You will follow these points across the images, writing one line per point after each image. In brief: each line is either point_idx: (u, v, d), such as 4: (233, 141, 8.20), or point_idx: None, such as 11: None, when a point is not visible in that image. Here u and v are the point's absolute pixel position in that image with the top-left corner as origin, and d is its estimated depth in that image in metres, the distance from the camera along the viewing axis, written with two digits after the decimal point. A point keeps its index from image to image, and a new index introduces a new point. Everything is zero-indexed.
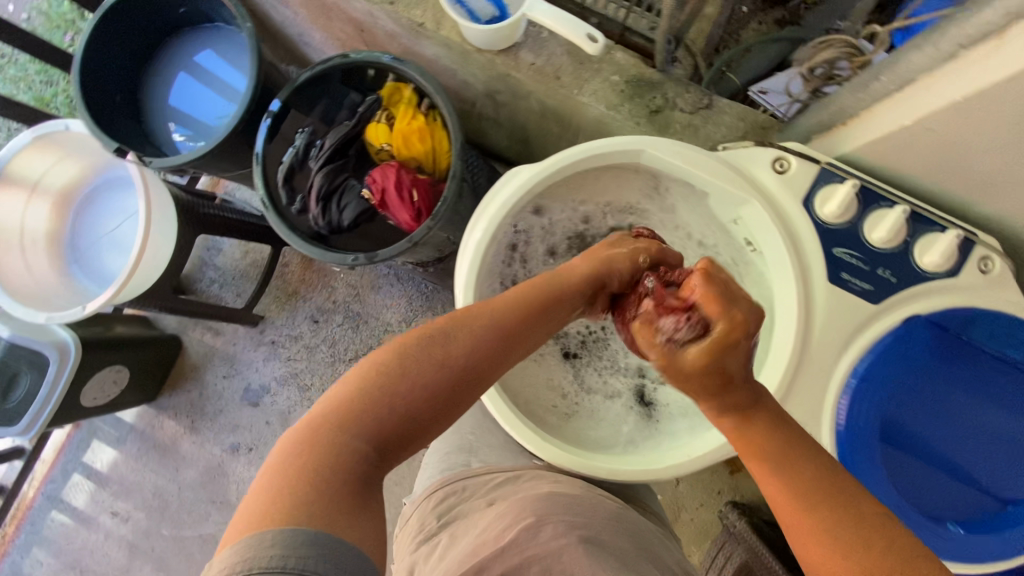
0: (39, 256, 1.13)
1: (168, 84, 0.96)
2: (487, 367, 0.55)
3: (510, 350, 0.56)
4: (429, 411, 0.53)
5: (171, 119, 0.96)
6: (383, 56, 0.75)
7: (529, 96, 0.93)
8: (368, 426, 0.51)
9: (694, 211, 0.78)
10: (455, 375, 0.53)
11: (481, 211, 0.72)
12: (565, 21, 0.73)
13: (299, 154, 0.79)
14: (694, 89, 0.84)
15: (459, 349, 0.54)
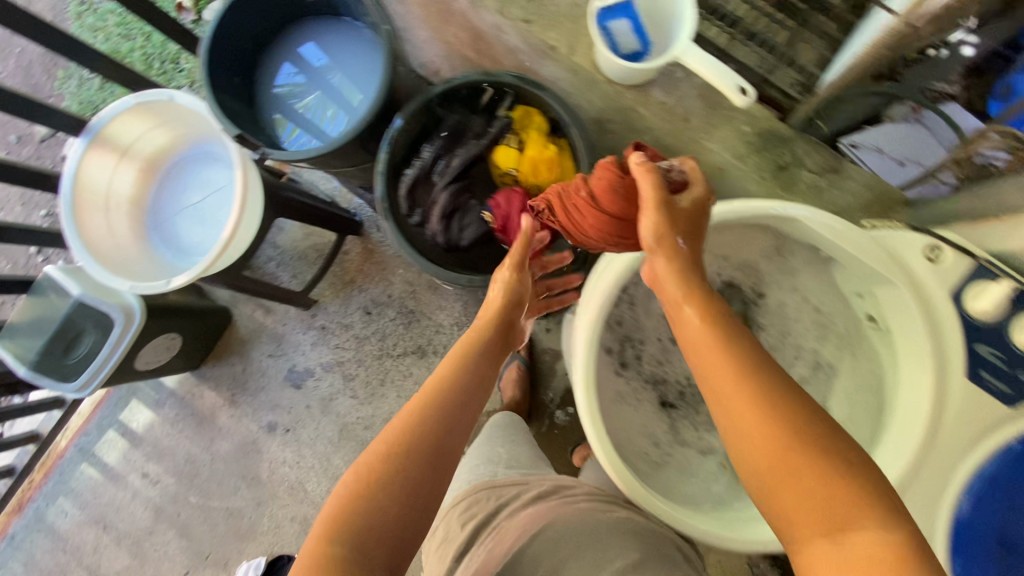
0: (122, 219, 1.12)
1: (280, 74, 0.96)
2: (441, 429, 0.61)
3: (463, 407, 0.63)
4: (410, 483, 0.56)
5: (278, 110, 0.95)
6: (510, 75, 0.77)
7: (646, 131, 0.91)
8: (359, 526, 0.53)
9: (816, 278, 0.77)
10: (415, 448, 0.58)
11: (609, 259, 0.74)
12: (718, 71, 0.71)
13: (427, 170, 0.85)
14: (824, 151, 0.81)
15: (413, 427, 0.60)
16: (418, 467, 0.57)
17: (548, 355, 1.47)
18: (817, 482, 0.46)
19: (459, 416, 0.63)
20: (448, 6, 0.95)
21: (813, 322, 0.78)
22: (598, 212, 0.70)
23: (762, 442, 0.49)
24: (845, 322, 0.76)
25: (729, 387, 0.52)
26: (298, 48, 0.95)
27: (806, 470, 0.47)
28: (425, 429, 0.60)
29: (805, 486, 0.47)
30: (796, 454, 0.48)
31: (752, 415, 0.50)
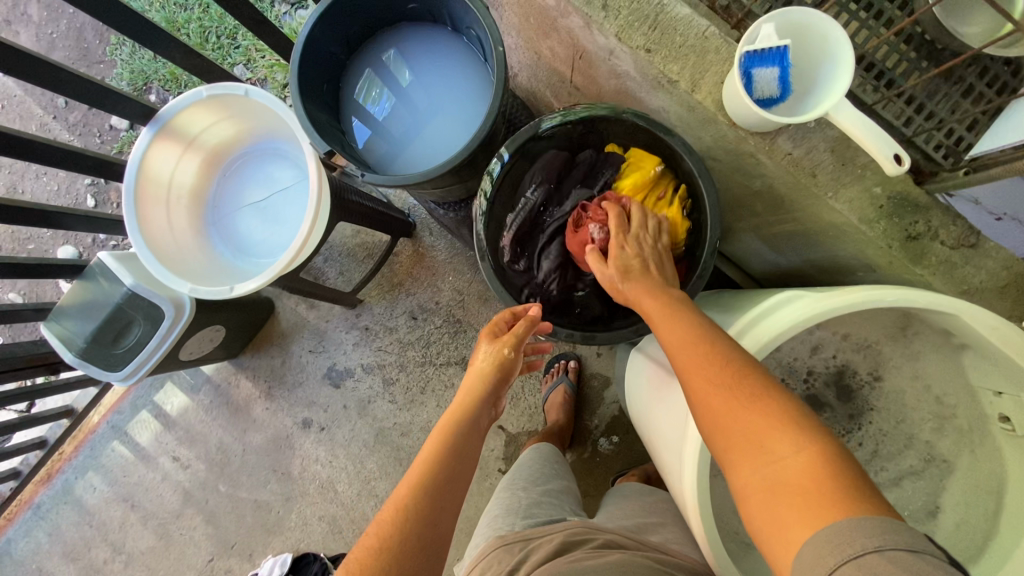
0: (181, 211, 1.07)
1: (367, 80, 0.90)
2: (438, 508, 0.61)
3: (456, 470, 0.65)
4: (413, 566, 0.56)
5: (357, 114, 0.91)
6: (618, 112, 0.76)
7: (757, 177, 0.84)
8: None
9: (943, 365, 0.70)
10: (411, 531, 0.57)
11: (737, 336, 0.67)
12: (874, 135, 0.64)
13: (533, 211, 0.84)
14: (962, 223, 0.75)
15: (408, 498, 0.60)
16: (419, 549, 0.57)
17: (597, 380, 1.42)
18: (762, 423, 0.51)
19: (455, 482, 0.64)
20: (552, 20, 0.88)
21: (932, 413, 0.72)
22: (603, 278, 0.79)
23: (714, 394, 0.55)
24: (970, 416, 0.69)
25: (686, 352, 0.59)
26: (390, 53, 0.90)
27: (749, 411, 0.52)
28: (423, 506, 0.60)
29: (745, 425, 0.52)
30: (741, 402, 0.53)
31: (703, 369, 0.56)
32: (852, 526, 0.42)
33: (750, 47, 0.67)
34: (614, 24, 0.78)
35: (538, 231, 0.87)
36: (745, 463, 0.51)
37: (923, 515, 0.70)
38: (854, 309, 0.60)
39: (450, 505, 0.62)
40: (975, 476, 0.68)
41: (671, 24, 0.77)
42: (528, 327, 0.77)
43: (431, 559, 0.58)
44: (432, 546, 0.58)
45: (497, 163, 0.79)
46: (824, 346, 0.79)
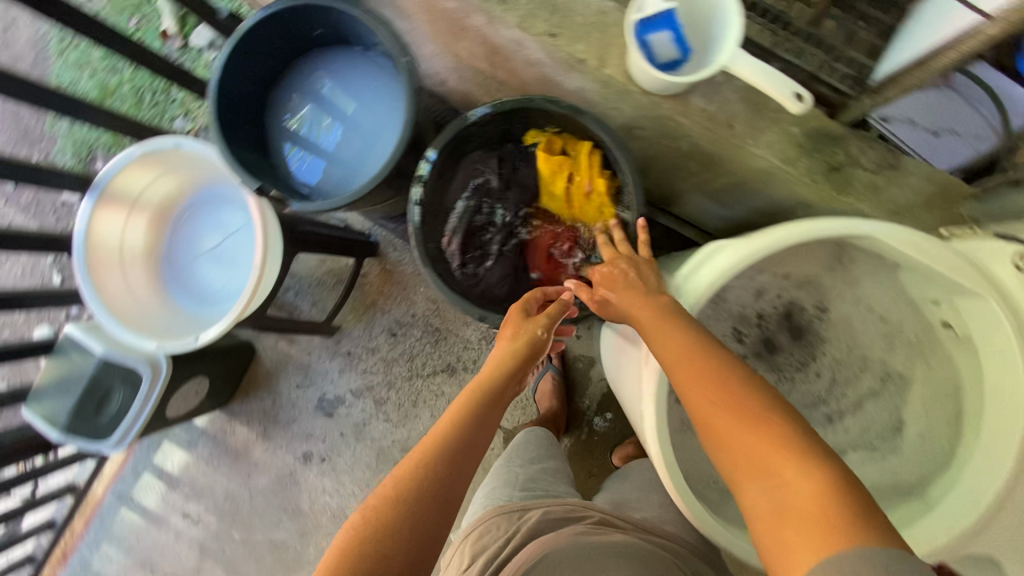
0: (137, 271, 1.08)
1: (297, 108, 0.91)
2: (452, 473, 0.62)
3: (475, 438, 0.66)
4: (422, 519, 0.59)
5: (289, 140, 0.91)
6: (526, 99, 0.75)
7: (682, 139, 0.87)
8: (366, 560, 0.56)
9: (882, 286, 0.73)
10: (422, 487, 0.60)
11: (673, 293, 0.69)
12: (772, 78, 0.67)
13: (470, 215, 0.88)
14: (879, 146, 0.78)
15: (427, 456, 0.63)
16: (429, 508, 0.60)
17: (581, 362, 1.44)
18: (769, 447, 0.52)
19: (470, 452, 0.65)
20: (460, 23, 0.90)
21: (881, 332, 0.74)
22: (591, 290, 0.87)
23: (722, 419, 0.55)
24: (916, 328, 0.72)
25: (687, 371, 0.59)
26: (314, 82, 0.91)
27: (753, 435, 0.53)
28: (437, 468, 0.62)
29: (749, 448, 0.53)
30: (750, 430, 0.54)
31: (706, 389, 0.57)
32: (859, 557, 0.43)
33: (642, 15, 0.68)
34: (514, 15, 0.80)
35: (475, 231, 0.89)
36: (756, 489, 0.52)
37: (890, 432, 0.74)
38: (771, 250, 0.64)
39: (467, 469, 0.64)
40: (930, 384, 0.71)
41: (570, 7, 0.80)
42: (560, 311, 0.75)
43: (439, 517, 0.60)
44: (444, 505, 0.61)
45: (426, 163, 0.79)
46: (769, 290, 0.78)
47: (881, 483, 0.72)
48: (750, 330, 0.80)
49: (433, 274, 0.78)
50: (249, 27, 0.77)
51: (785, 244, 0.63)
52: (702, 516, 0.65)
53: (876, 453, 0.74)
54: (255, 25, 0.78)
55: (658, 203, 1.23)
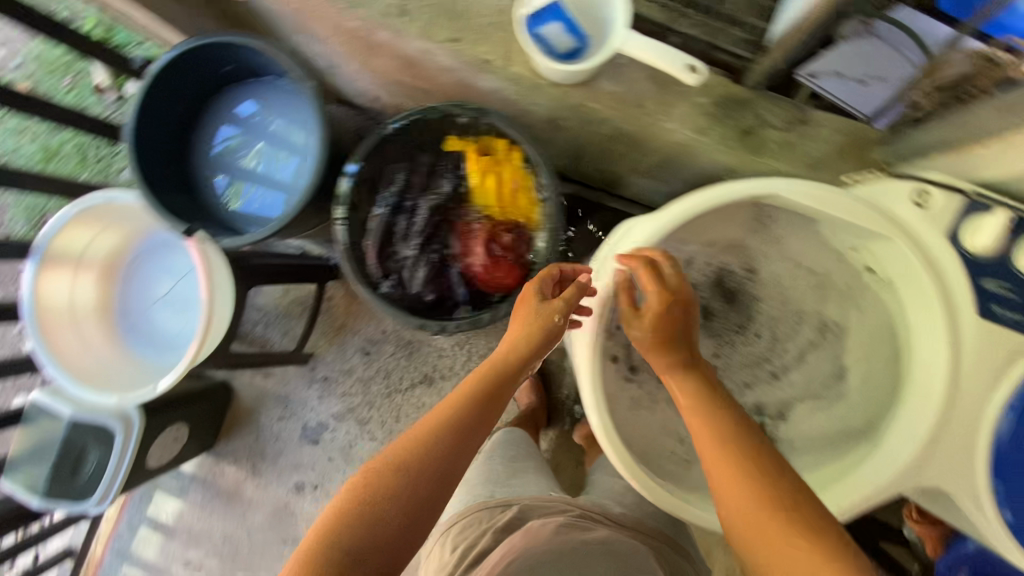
0: (92, 329, 1.08)
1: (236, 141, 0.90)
2: (455, 452, 0.62)
3: (479, 425, 0.65)
4: (422, 489, 0.59)
5: (221, 171, 0.90)
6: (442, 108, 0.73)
7: (601, 123, 0.88)
8: (364, 524, 0.56)
9: (804, 239, 0.74)
10: (424, 460, 0.60)
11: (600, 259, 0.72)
12: (663, 54, 0.68)
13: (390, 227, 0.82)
14: (786, 104, 0.79)
15: (430, 435, 0.62)
16: (430, 481, 0.60)
17: (554, 354, 1.45)
18: (800, 545, 0.50)
19: (472, 433, 0.64)
20: (370, 40, 0.90)
21: (810, 284, 0.76)
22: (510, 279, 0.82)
23: (748, 497, 0.54)
24: (844, 275, 0.74)
25: (714, 456, 0.58)
26: (248, 113, 0.90)
27: (783, 527, 0.52)
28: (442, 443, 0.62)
29: (775, 540, 0.52)
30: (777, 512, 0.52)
31: (735, 480, 0.55)
32: None
33: (528, 10, 0.69)
34: (416, 25, 0.81)
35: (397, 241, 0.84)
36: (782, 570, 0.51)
37: (832, 380, 0.75)
38: (683, 221, 0.65)
39: (468, 452, 0.64)
40: (863, 328, 0.73)
41: (468, 10, 0.81)
42: (577, 293, 0.71)
43: (437, 491, 0.60)
44: (441, 485, 0.61)
45: (346, 178, 0.75)
46: (696, 259, 0.78)
47: (831, 431, 0.74)
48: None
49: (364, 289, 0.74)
50: (159, 69, 0.77)
51: (692, 213, 0.65)
52: (649, 484, 0.68)
53: (823, 401, 0.76)
54: (163, 66, 0.78)
55: (602, 188, 1.24)
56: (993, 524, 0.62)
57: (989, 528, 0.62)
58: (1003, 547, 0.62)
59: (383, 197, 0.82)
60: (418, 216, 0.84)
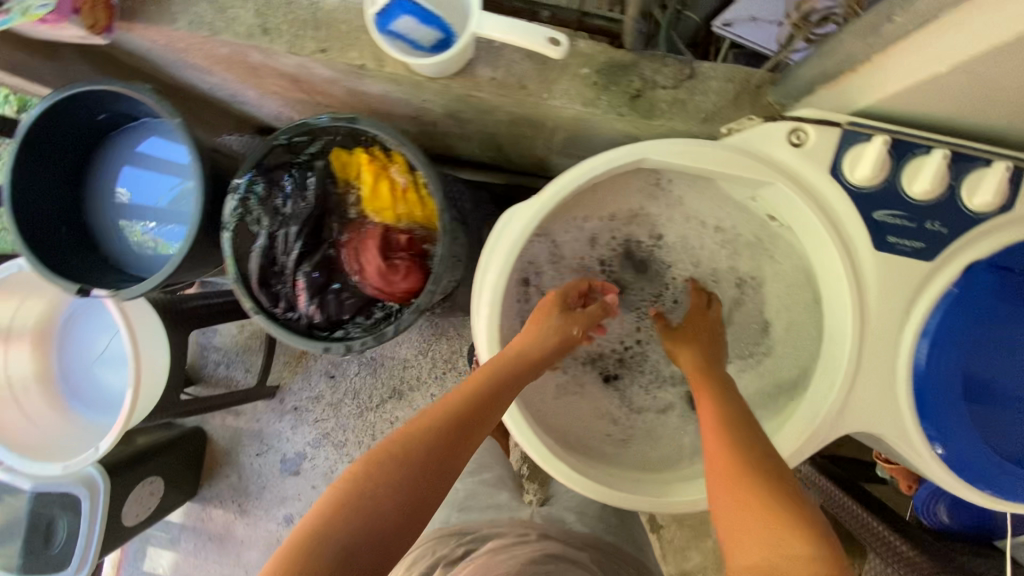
0: (33, 400, 1.06)
1: (132, 185, 0.87)
2: (458, 446, 0.59)
3: (484, 421, 0.61)
4: (421, 481, 0.55)
5: (120, 217, 0.87)
6: (320, 118, 0.67)
7: (495, 110, 0.86)
8: (359, 512, 0.52)
9: (704, 198, 0.71)
10: (426, 452, 0.57)
11: (490, 249, 0.65)
12: (520, 30, 0.65)
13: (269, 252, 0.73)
14: (672, 61, 0.76)
15: (430, 429, 0.58)
16: (430, 473, 0.56)
17: None
18: (775, 519, 0.50)
19: (477, 429, 0.60)
20: (249, 63, 0.88)
21: (719, 242, 0.74)
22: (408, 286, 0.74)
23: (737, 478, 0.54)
24: (751, 227, 0.71)
25: (715, 434, 0.59)
26: (137, 156, 0.86)
27: (760, 500, 0.52)
28: (446, 436, 0.58)
29: (751, 508, 0.52)
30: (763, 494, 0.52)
31: (726, 457, 0.57)
32: None
33: (371, 10, 0.67)
34: (281, 41, 0.78)
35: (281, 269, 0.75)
36: (755, 550, 0.50)
37: (758, 334, 0.74)
38: (563, 196, 0.63)
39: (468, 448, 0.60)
40: (780, 278, 0.71)
41: (332, 18, 0.78)
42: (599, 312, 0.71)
43: (437, 482, 0.56)
44: (438, 482, 0.56)
45: (233, 196, 0.68)
46: (600, 235, 0.76)
47: (763, 387, 0.72)
48: (595, 279, 0.78)
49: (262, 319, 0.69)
50: (26, 126, 0.74)
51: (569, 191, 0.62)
52: (569, 473, 0.66)
53: (752, 358, 0.74)
54: (34, 121, 0.75)
55: (531, 173, 1.22)
56: (925, 459, 0.60)
57: (922, 463, 0.60)
58: (938, 480, 0.60)
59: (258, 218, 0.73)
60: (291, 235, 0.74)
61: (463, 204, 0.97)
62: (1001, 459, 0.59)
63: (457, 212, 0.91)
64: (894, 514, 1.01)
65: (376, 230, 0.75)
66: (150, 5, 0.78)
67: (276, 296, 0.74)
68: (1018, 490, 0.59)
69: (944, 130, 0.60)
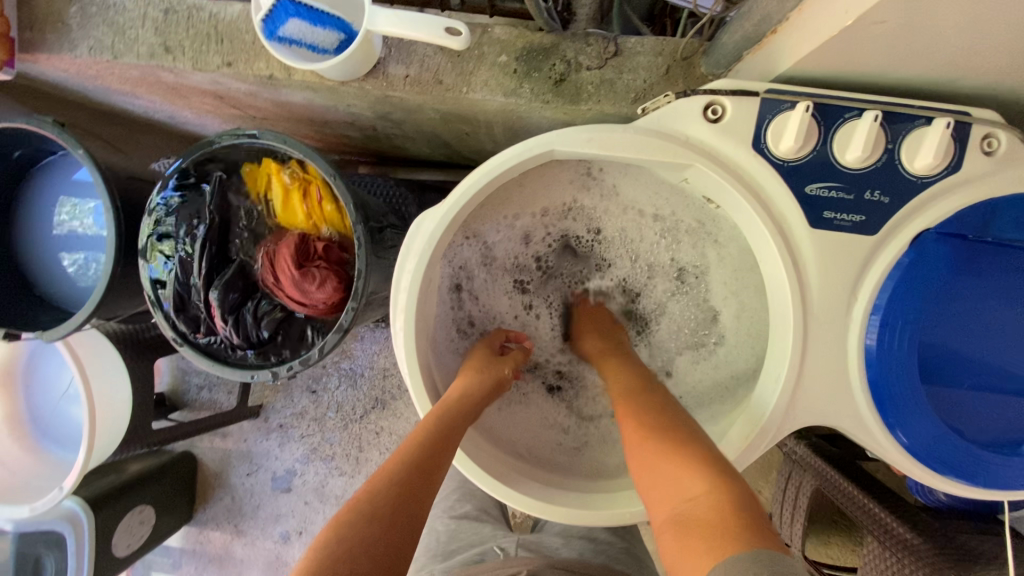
0: (5, 442, 1.06)
1: (58, 222, 0.84)
2: (425, 487, 0.51)
3: (445, 458, 0.54)
4: (391, 530, 0.47)
5: (51, 257, 0.84)
6: (223, 138, 0.64)
7: (422, 109, 0.81)
8: None
9: (638, 184, 0.66)
10: (391, 498, 0.49)
11: (406, 254, 0.62)
12: (413, 23, 0.62)
13: (180, 277, 0.69)
14: (595, 39, 0.71)
15: (385, 482, 0.50)
16: (400, 524, 0.47)
17: None
18: (681, 462, 0.49)
19: (440, 463, 0.53)
20: (167, 84, 0.84)
21: (660, 230, 0.69)
22: (326, 293, 0.69)
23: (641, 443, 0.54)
24: (691, 213, 0.66)
25: (624, 405, 0.59)
26: (63, 188, 0.84)
27: (669, 450, 0.51)
28: (409, 475, 0.51)
29: (659, 458, 0.51)
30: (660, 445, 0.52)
31: (637, 420, 0.56)
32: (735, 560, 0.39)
33: (257, 17, 0.64)
34: (186, 59, 0.74)
35: (198, 292, 0.70)
36: (663, 503, 0.48)
37: (710, 323, 0.69)
38: (471, 197, 0.59)
39: (430, 497, 0.51)
40: (726, 264, 0.66)
41: (233, 29, 0.74)
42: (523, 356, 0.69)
43: (408, 537, 0.47)
44: (405, 539, 0.47)
45: (147, 217, 0.68)
46: (534, 232, 0.71)
47: (719, 380, 0.67)
48: (532, 277, 0.75)
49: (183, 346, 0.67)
50: None
51: (474, 192, 0.59)
52: (506, 490, 0.59)
53: (703, 349, 0.69)
54: None
55: None
56: (886, 448, 0.55)
57: (884, 453, 0.55)
58: (903, 469, 0.55)
59: (175, 243, 0.70)
60: (202, 258, 0.70)
61: (407, 210, 0.92)
62: (968, 443, 0.54)
63: (398, 218, 0.87)
64: (894, 496, 0.95)
65: (290, 238, 0.71)
66: (48, 34, 0.76)
67: (197, 322, 0.71)
68: (992, 475, 0.54)
69: (880, 88, 0.54)
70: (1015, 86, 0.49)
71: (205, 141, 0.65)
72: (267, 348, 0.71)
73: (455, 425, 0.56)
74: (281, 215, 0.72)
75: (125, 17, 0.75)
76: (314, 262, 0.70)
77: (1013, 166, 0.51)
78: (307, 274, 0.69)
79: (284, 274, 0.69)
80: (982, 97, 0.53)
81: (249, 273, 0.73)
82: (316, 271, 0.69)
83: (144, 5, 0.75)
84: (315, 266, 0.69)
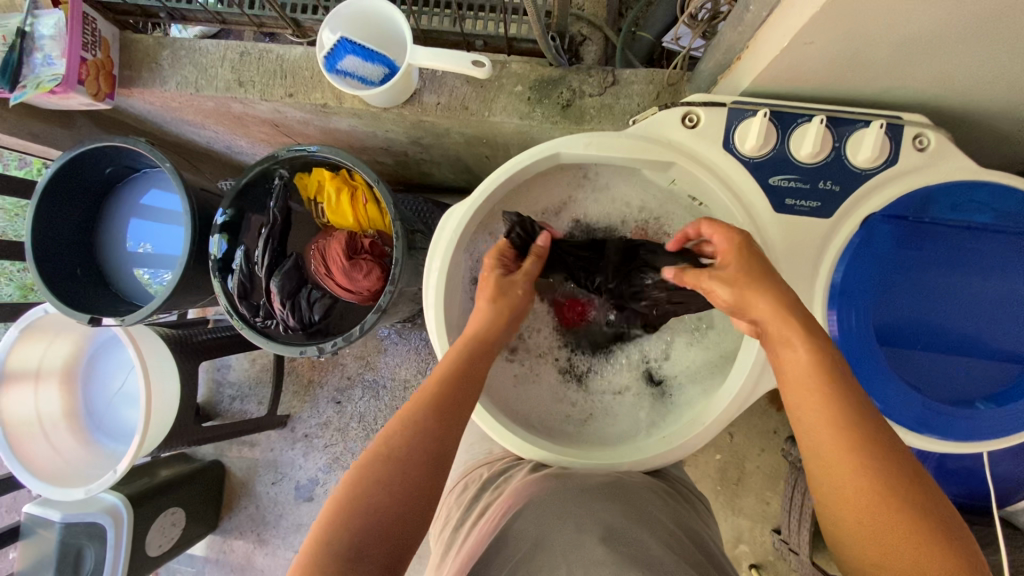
0: (62, 434, 1.15)
1: (134, 232, 0.98)
2: (445, 434, 0.58)
3: (462, 402, 0.60)
4: (418, 470, 0.55)
5: (129, 260, 0.98)
6: (284, 150, 0.77)
7: (449, 132, 0.94)
8: (363, 519, 0.51)
9: (631, 186, 0.78)
10: (414, 441, 0.56)
11: (434, 243, 0.73)
12: (447, 58, 0.76)
13: (244, 268, 0.82)
14: (596, 71, 0.84)
15: (411, 421, 0.57)
16: (421, 458, 0.55)
17: None
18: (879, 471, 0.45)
19: (459, 405, 0.60)
20: (233, 113, 0.99)
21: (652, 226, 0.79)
22: (370, 281, 0.83)
23: (866, 501, 0.45)
24: (680, 209, 0.77)
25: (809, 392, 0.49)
26: (141, 199, 0.99)
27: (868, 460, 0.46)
28: (427, 411, 0.58)
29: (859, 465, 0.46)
30: (905, 514, 0.44)
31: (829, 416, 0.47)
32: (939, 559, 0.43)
33: (320, 54, 0.79)
34: (255, 90, 0.89)
35: (261, 282, 0.83)
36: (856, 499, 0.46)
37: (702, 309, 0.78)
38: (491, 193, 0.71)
39: (454, 432, 0.58)
40: None
41: (296, 67, 0.89)
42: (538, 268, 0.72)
43: (433, 475, 0.55)
44: (425, 475, 0.55)
45: (216, 224, 0.78)
46: None
47: (708, 356, 0.77)
48: None
49: (243, 325, 0.77)
50: (44, 184, 0.86)
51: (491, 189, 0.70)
52: (523, 443, 0.70)
53: (696, 331, 0.78)
54: (51, 176, 0.86)
55: None
56: None
57: None
58: None
59: (245, 242, 0.84)
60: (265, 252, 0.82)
61: (434, 221, 1.04)
62: (926, 400, 0.61)
63: (426, 227, 0.99)
64: None
65: (340, 235, 0.84)
66: (143, 72, 0.92)
67: (257, 307, 0.83)
68: (950, 427, 0.61)
69: (827, 100, 0.66)
70: (935, 94, 0.61)
71: (270, 153, 0.78)
72: (316, 330, 0.83)
73: (469, 372, 0.62)
74: (330, 218, 0.85)
75: (208, 59, 0.91)
76: (360, 257, 0.84)
77: (942, 160, 0.62)
78: (356, 264, 0.82)
79: (335, 264, 0.82)
80: (914, 105, 0.65)
81: (301, 267, 0.85)
82: (363, 262, 0.83)
83: (224, 49, 0.91)
84: (363, 258, 0.83)
